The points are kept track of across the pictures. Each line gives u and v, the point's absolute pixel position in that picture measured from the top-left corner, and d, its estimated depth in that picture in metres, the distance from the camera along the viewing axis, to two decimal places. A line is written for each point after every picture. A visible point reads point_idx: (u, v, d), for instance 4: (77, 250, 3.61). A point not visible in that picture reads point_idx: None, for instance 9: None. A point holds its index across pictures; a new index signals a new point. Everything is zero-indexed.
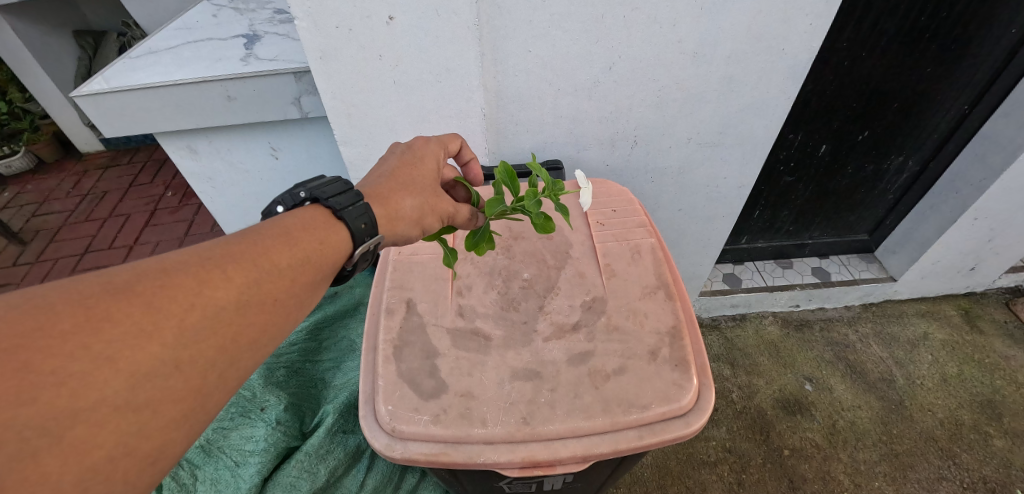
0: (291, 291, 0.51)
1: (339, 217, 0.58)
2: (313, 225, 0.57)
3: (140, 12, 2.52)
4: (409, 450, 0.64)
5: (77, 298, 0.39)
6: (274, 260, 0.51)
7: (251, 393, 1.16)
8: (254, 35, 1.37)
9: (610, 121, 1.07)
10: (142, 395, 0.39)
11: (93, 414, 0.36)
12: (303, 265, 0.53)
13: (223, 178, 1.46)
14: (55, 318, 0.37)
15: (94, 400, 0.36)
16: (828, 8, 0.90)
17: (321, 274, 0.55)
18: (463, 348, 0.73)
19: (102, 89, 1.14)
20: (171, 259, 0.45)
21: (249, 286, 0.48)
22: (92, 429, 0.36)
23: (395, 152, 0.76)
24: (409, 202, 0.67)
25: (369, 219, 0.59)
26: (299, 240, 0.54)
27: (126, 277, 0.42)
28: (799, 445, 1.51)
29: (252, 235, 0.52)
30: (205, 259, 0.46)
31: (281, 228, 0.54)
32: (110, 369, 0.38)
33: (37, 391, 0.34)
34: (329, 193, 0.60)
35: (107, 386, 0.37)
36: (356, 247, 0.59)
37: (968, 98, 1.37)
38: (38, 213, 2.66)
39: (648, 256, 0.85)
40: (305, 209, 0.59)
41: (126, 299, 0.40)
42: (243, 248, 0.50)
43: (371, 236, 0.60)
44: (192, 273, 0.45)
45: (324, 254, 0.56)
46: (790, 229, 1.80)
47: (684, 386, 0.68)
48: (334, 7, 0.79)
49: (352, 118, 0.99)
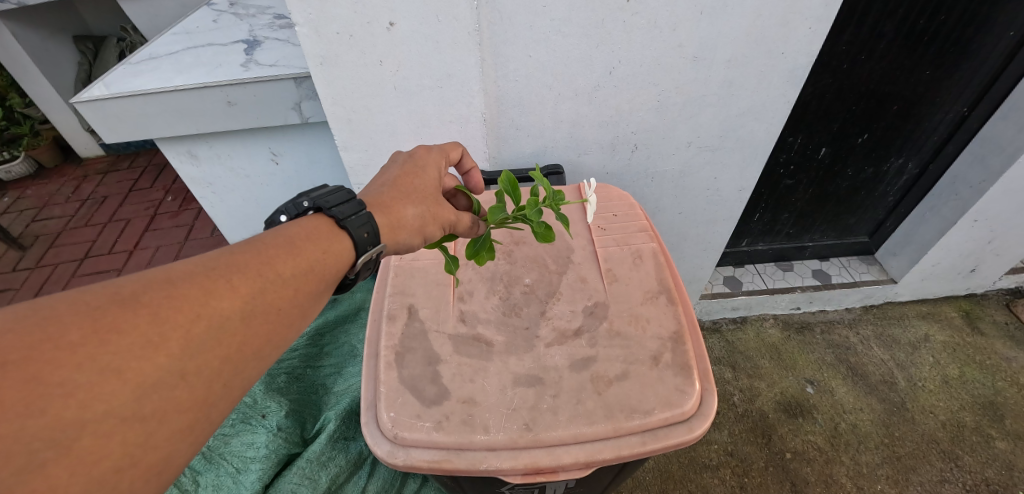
0: (295, 301, 0.51)
1: (342, 226, 0.58)
2: (317, 235, 0.57)
3: (140, 17, 2.53)
4: (412, 457, 0.63)
5: (84, 309, 0.39)
6: (278, 270, 0.51)
7: (252, 399, 1.16)
8: (254, 40, 1.38)
9: (611, 125, 1.07)
10: (148, 405, 0.39)
11: (99, 426, 0.36)
12: (306, 274, 0.53)
13: (223, 183, 1.46)
14: (62, 329, 0.37)
15: (101, 411, 0.36)
16: (828, 12, 0.91)
17: (324, 284, 0.55)
18: (465, 354, 0.73)
19: (103, 95, 1.14)
20: (177, 269, 0.45)
21: (253, 296, 0.48)
22: (99, 440, 0.36)
23: (396, 160, 0.76)
24: (411, 211, 0.67)
25: (371, 228, 0.60)
26: (302, 249, 0.54)
27: (131, 288, 0.42)
28: (801, 448, 1.51)
29: (256, 245, 0.52)
30: (210, 269, 0.46)
31: (284, 238, 0.54)
32: (117, 380, 0.37)
33: (45, 403, 0.34)
34: (332, 202, 0.60)
35: (114, 397, 0.37)
36: (359, 255, 0.59)
37: (966, 101, 1.37)
38: (38, 218, 2.65)
39: (650, 261, 0.85)
40: (308, 218, 0.59)
41: (133, 310, 0.40)
42: (248, 258, 0.50)
43: (373, 244, 0.60)
44: (197, 283, 0.45)
45: (327, 263, 0.56)
46: (790, 232, 1.80)
47: (686, 391, 0.68)
48: (336, 14, 0.79)
49: (353, 125, 0.99)
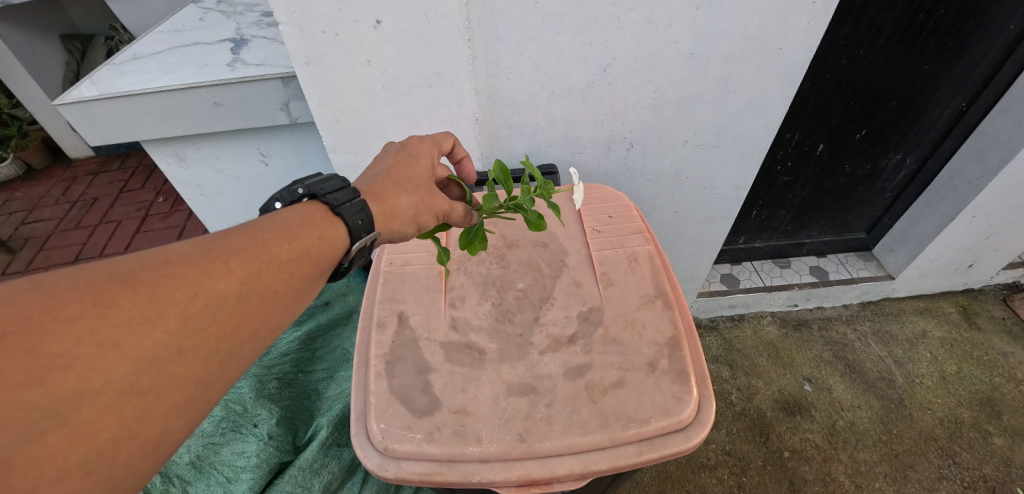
0: (291, 284, 0.50)
1: (337, 214, 0.57)
2: (312, 221, 0.55)
3: (128, 15, 2.49)
4: (402, 470, 0.62)
5: (84, 285, 0.38)
6: (274, 253, 0.49)
7: (242, 407, 1.14)
8: (241, 39, 1.35)
9: (605, 123, 1.05)
10: (145, 381, 0.38)
11: (98, 397, 0.35)
12: (302, 259, 0.52)
13: (212, 185, 1.43)
14: (62, 302, 0.36)
15: (100, 383, 0.36)
16: (828, 6, 0.88)
17: (321, 270, 0.54)
18: (457, 362, 0.71)
19: (88, 96, 1.12)
20: (175, 250, 0.44)
21: (249, 278, 0.46)
22: (97, 412, 0.35)
23: (389, 151, 0.74)
24: (405, 200, 0.65)
25: (366, 216, 0.58)
26: (298, 234, 0.53)
27: (130, 266, 0.41)
28: (799, 447, 1.50)
29: (251, 229, 0.50)
30: (206, 251, 0.45)
31: (280, 222, 0.52)
32: (116, 353, 0.37)
33: (44, 373, 0.33)
34: (327, 190, 0.58)
35: (113, 370, 0.36)
36: (353, 242, 0.58)
37: (965, 96, 1.36)
38: (27, 221, 2.61)
39: (646, 264, 0.83)
40: (303, 205, 0.57)
41: (131, 287, 0.39)
42: (243, 242, 0.48)
43: (368, 232, 0.59)
44: (195, 263, 0.43)
45: (322, 249, 0.54)
46: (788, 229, 1.78)
47: (684, 399, 0.67)
48: (323, 12, 0.77)
49: (341, 125, 0.97)
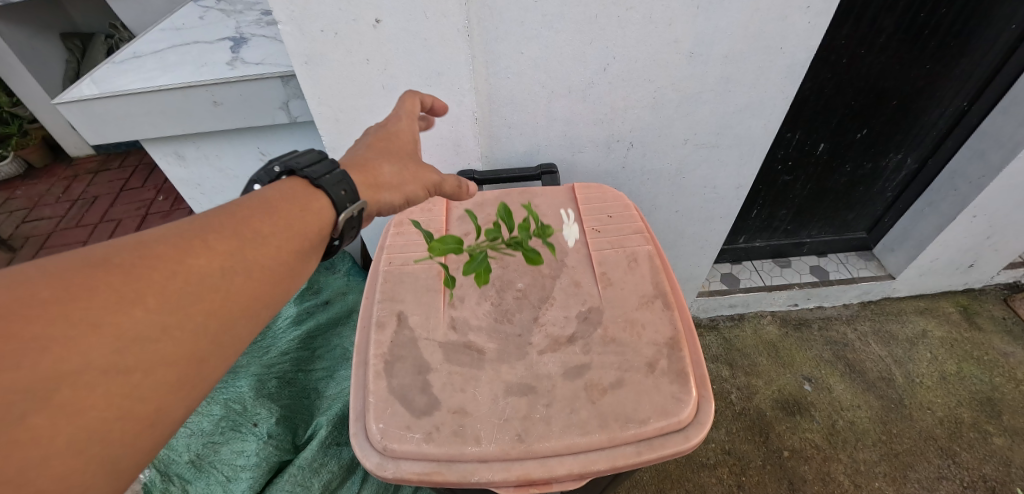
0: (280, 259, 0.51)
1: (317, 186, 0.57)
2: (292, 196, 0.55)
3: (128, 13, 2.49)
4: (401, 470, 0.62)
5: (55, 271, 0.38)
6: (256, 228, 0.50)
7: (242, 406, 1.14)
8: (241, 37, 1.35)
9: (605, 123, 1.05)
10: (129, 358, 0.38)
11: (81, 376, 0.35)
12: (287, 231, 0.52)
13: (211, 184, 1.43)
14: (34, 288, 0.36)
15: (80, 363, 0.35)
16: (829, 6, 0.88)
17: (310, 244, 0.55)
18: (455, 362, 0.71)
19: (89, 95, 1.12)
20: (148, 234, 0.44)
21: (233, 253, 0.47)
22: (81, 392, 0.35)
23: (370, 131, 0.74)
24: (387, 168, 0.66)
25: (348, 186, 0.58)
26: (279, 209, 0.53)
27: (100, 251, 0.41)
28: (799, 446, 1.50)
29: (229, 209, 0.51)
30: (183, 233, 0.46)
31: (260, 200, 0.53)
32: (94, 335, 0.37)
33: (21, 352, 0.33)
34: (304, 164, 0.59)
35: (92, 348, 0.36)
36: (338, 213, 0.58)
37: (966, 96, 1.35)
38: (28, 219, 2.61)
39: (645, 264, 0.83)
40: (282, 182, 0.57)
41: (104, 271, 0.40)
42: (222, 221, 0.49)
43: (353, 202, 0.59)
44: (173, 245, 0.44)
45: (308, 220, 0.55)
46: (789, 228, 1.78)
47: (683, 400, 0.67)
48: (321, 12, 0.77)
49: (340, 124, 0.97)
